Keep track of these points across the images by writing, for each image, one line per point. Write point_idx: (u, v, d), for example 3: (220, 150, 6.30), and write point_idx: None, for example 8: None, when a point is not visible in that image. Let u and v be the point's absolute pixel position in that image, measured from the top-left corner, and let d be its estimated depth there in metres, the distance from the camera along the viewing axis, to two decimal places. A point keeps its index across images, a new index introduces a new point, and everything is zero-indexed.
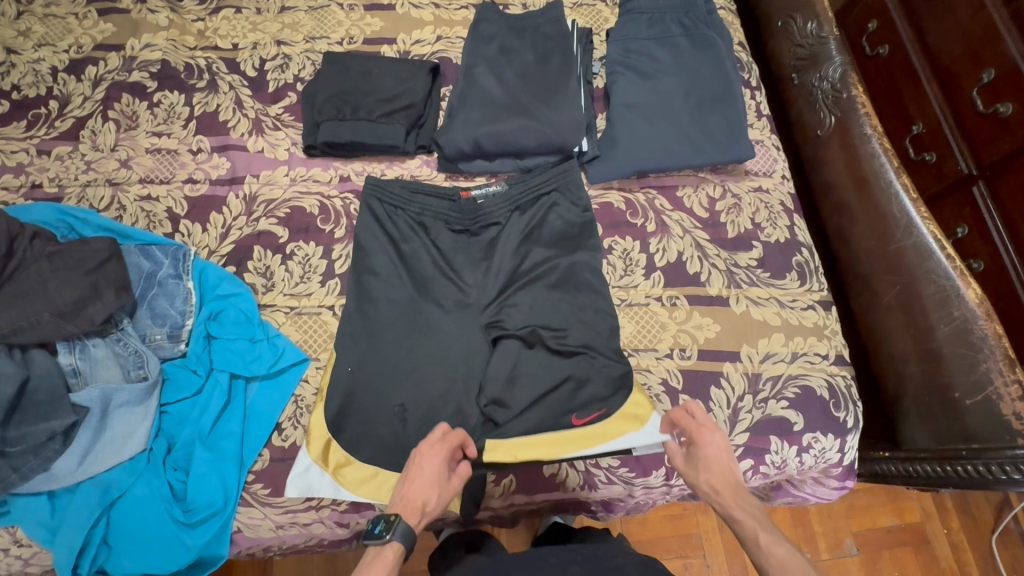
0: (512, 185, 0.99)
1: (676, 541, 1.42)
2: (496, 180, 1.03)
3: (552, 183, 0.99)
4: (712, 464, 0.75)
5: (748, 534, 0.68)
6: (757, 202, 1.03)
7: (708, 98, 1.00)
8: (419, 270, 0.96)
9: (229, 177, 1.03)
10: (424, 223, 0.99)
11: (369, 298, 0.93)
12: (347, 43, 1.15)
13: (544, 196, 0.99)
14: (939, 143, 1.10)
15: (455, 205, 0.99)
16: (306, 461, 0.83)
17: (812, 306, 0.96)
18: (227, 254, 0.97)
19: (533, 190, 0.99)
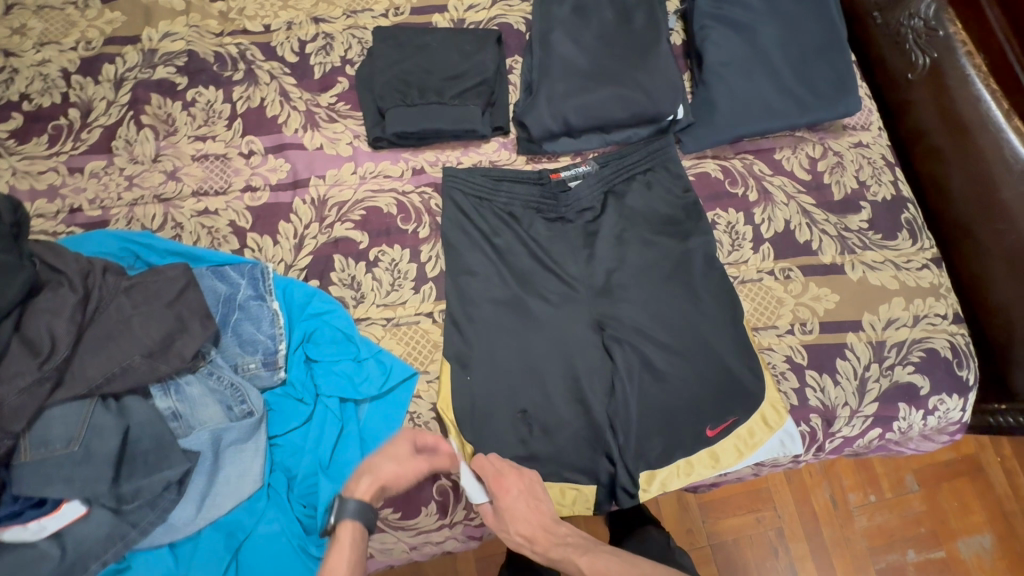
0: (604, 165, 0.93)
1: (745, 498, 1.57)
2: (584, 159, 0.95)
3: (648, 161, 0.93)
4: (519, 518, 0.75)
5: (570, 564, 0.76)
6: (859, 159, 0.97)
7: (811, 50, 0.93)
8: (518, 264, 0.89)
9: (291, 180, 0.93)
10: (513, 213, 0.91)
11: (470, 301, 0.86)
12: (392, 14, 1.02)
13: (644, 176, 0.93)
14: (1005, 74, 0.97)
15: (545, 190, 0.92)
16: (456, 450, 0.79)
17: (927, 265, 0.93)
18: (306, 267, 0.89)
19: (626, 170, 0.93)
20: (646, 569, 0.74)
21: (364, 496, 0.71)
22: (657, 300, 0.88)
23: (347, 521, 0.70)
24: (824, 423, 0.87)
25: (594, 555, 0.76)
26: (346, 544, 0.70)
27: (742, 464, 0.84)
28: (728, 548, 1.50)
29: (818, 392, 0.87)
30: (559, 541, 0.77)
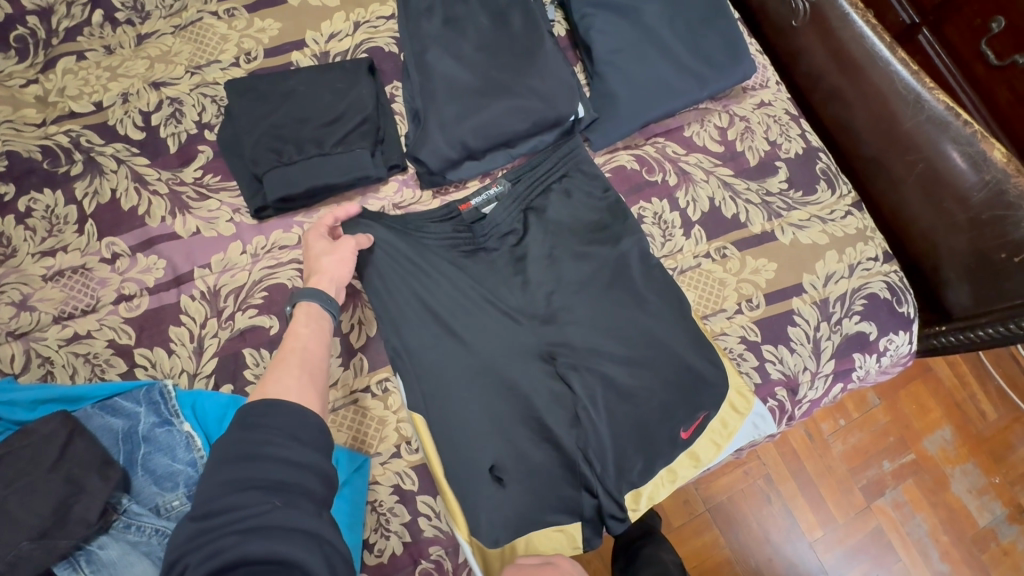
0: (515, 182, 0.86)
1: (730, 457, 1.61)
2: (493, 179, 0.88)
3: (560, 168, 0.87)
4: None
5: None
6: (765, 119, 0.96)
7: (697, 19, 0.88)
8: (449, 310, 0.80)
9: (172, 276, 0.81)
10: (431, 258, 0.82)
11: (409, 363, 0.77)
12: (245, 61, 0.90)
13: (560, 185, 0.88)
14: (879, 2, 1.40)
15: (459, 225, 0.85)
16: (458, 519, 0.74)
17: (850, 212, 0.93)
18: (214, 372, 0.78)
19: (540, 183, 0.87)
20: None
21: (317, 287, 0.75)
22: (606, 311, 0.83)
23: (301, 302, 0.73)
24: (789, 393, 0.86)
25: None
26: (302, 319, 0.72)
27: (721, 457, 0.82)
28: (725, 508, 1.52)
29: (778, 364, 0.86)
30: None
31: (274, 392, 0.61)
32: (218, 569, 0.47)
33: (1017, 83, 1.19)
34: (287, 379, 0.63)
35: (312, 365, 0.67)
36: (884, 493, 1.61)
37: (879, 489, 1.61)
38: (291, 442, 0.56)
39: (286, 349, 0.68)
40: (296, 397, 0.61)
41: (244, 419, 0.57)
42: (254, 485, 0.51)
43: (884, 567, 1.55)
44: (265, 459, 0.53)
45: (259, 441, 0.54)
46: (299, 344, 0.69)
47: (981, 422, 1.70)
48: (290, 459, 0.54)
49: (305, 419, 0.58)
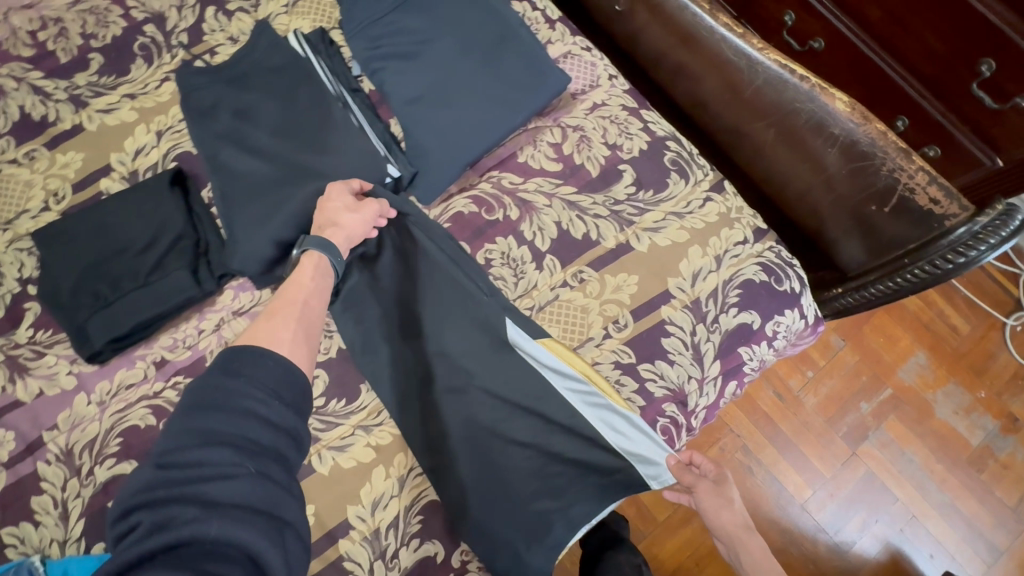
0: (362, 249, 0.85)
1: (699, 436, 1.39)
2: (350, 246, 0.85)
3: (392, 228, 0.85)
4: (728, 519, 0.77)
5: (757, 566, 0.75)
6: (601, 122, 0.90)
7: (491, 44, 0.85)
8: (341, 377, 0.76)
9: (23, 445, 0.79)
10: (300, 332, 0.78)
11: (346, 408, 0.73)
12: (54, 203, 0.87)
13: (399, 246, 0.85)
14: None
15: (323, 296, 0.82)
16: (614, 408, 0.78)
17: (708, 197, 0.88)
18: (84, 533, 0.76)
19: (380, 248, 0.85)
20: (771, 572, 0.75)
21: (327, 237, 0.74)
22: (466, 370, 0.81)
23: (313, 251, 0.73)
24: (680, 407, 0.82)
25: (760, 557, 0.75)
26: (309, 270, 0.72)
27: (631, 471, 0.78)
28: None
29: (659, 381, 0.81)
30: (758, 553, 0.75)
31: (268, 339, 0.61)
32: (162, 526, 0.46)
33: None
34: (280, 329, 0.63)
35: (307, 318, 0.67)
36: (868, 436, 1.41)
37: (862, 434, 1.41)
38: (270, 398, 0.56)
39: (285, 296, 0.68)
40: (289, 351, 0.61)
41: (225, 365, 0.57)
42: (222, 442, 0.52)
43: (883, 510, 1.36)
44: (240, 414, 0.54)
45: (235, 391, 0.55)
46: (302, 294, 0.69)
47: (960, 340, 1.50)
48: (266, 418, 0.55)
49: (292, 375, 0.59)
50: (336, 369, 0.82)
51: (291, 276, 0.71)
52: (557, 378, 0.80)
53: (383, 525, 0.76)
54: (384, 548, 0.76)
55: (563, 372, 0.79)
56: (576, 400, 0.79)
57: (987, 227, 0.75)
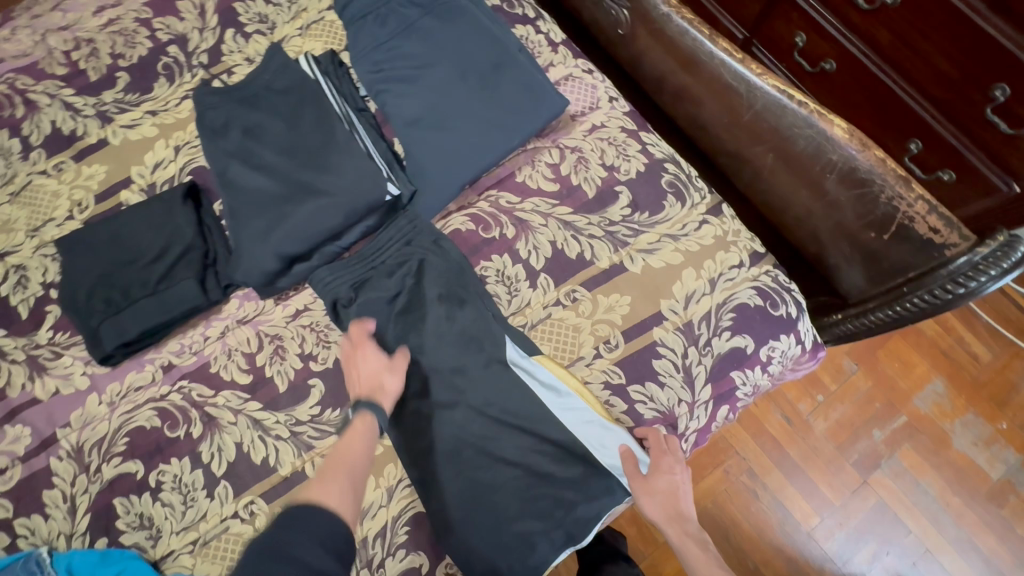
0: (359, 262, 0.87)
1: (706, 455, 1.37)
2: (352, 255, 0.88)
3: (399, 239, 0.87)
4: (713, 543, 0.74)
5: None
6: (599, 143, 0.91)
7: (490, 69, 0.87)
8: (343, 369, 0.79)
9: (39, 441, 0.84)
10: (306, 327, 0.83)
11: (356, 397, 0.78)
12: (77, 212, 0.93)
13: (405, 258, 0.86)
14: None
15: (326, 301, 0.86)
16: (602, 423, 0.79)
17: (704, 220, 0.89)
18: (88, 528, 0.80)
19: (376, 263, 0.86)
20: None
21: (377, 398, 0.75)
22: (455, 386, 0.81)
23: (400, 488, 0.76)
24: (670, 429, 0.81)
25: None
26: (359, 429, 0.74)
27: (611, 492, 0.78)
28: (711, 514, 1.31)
29: (649, 403, 0.81)
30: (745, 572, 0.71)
31: (314, 494, 0.66)
32: None
33: (895, 22, 1.07)
34: (343, 490, 0.68)
35: (359, 479, 0.70)
36: (881, 465, 1.37)
37: (873, 462, 1.37)
38: (318, 550, 0.61)
39: (340, 452, 0.71)
40: (334, 506, 0.65)
41: (264, 543, 0.60)
42: (268, 568, 0.57)
43: (894, 543, 1.31)
44: (286, 560, 0.58)
45: (289, 542, 0.60)
46: (348, 458, 0.71)
47: (979, 369, 1.45)
48: (312, 565, 0.59)
49: (333, 529, 0.63)
50: (333, 379, 0.85)
51: (342, 436, 0.73)
52: (549, 395, 0.81)
53: (371, 534, 0.78)
54: (370, 557, 0.77)
55: (553, 388, 0.81)
56: (563, 415, 0.80)
57: (987, 258, 0.73)
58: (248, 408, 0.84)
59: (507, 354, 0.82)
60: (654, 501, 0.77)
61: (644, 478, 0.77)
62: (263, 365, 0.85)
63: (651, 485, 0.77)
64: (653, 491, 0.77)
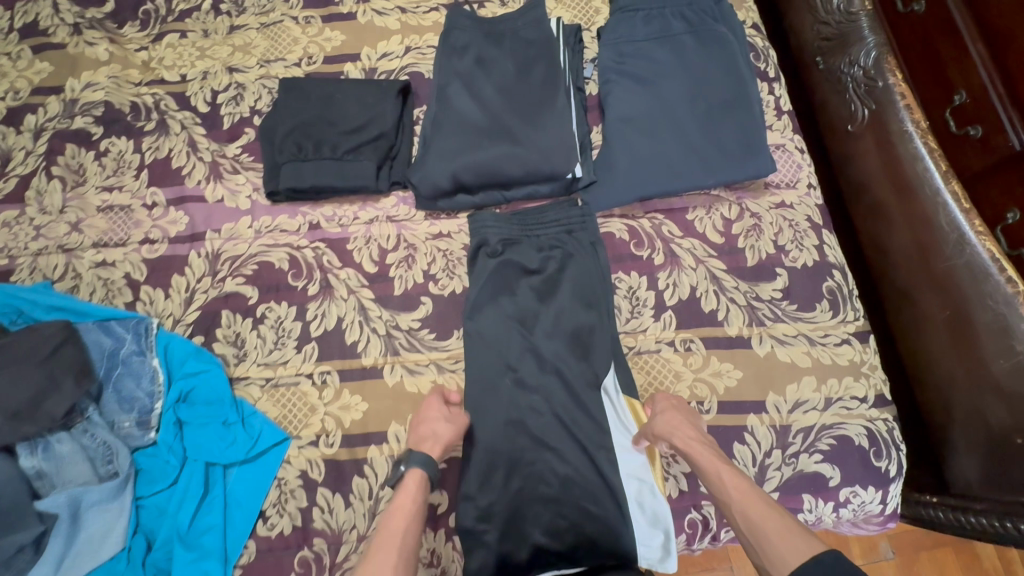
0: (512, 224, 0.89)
1: None
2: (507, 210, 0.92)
3: (563, 223, 0.89)
4: (705, 455, 0.73)
5: (732, 501, 0.69)
6: (780, 221, 0.90)
7: (719, 105, 0.87)
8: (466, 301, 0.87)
9: (189, 233, 0.93)
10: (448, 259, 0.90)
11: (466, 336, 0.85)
12: (305, 64, 1.02)
13: (558, 242, 0.89)
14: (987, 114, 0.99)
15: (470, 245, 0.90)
16: (653, 487, 0.79)
17: (848, 340, 0.85)
18: (192, 323, 0.89)
19: (529, 227, 0.89)
20: (755, 510, 0.68)
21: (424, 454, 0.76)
22: (544, 368, 0.84)
23: (413, 469, 0.75)
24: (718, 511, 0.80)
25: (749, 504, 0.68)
26: (410, 489, 0.74)
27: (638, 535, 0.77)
28: None
29: None
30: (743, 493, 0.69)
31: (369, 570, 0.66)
32: None
33: None
34: (384, 564, 0.66)
35: (410, 552, 0.69)
36: None
37: None
38: None
39: (389, 525, 0.70)
40: None
41: None
42: None
43: None
44: None
45: None
46: (402, 520, 0.71)
47: None
48: None
49: None
50: (442, 305, 0.89)
51: (395, 500, 0.72)
52: (618, 432, 0.81)
53: None
54: None
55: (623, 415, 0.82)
56: (622, 456, 0.81)
57: None
58: (362, 294, 0.89)
59: (602, 380, 0.83)
60: (660, 419, 0.76)
61: (648, 413, 0.78)
62: (390, 264, 0.91)
63: (652, 408, 0.77)
64: (658, 412, 0.77)
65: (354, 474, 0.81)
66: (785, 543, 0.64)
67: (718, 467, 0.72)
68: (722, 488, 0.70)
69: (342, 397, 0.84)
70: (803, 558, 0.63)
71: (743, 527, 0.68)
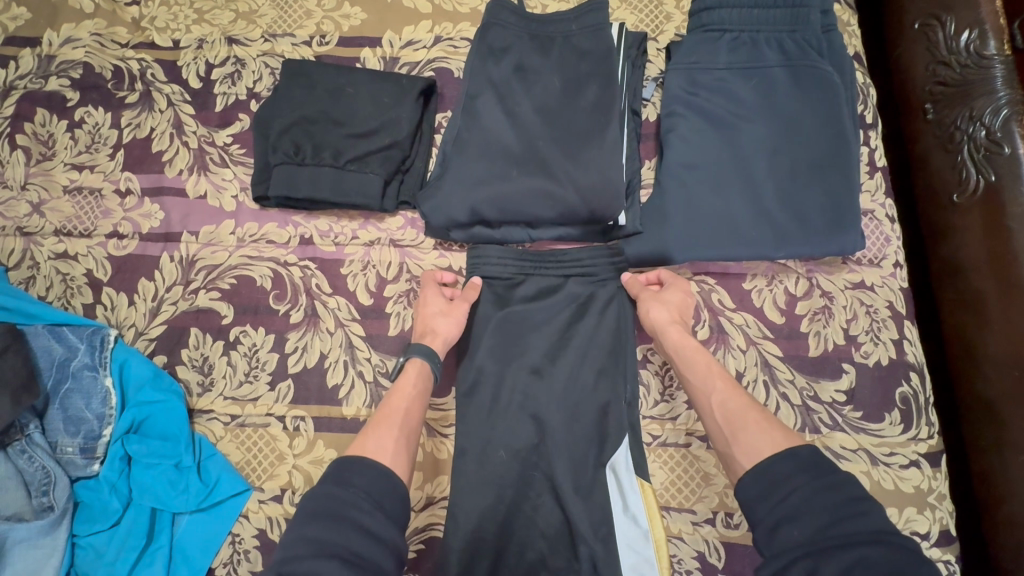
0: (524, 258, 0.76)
1: None
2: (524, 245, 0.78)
3: (583, 266, 0.75)
4: (689, 347, 0.68)
5: (706, 390, 0.65)
6: (855, 305, 0.75)
7: (806, 163, 0.72)
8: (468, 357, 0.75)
9: (163, 231, 0.81)
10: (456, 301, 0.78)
11: (465, 398, 0.73)
12: (316, 44, 0.87)
13: (581, 295, 0.75)
14: None
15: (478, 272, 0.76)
16: None
17: (917, 463, 0.71)
18: (157, 338, 0.78)
19: (543, 266, 0.76)
20: (733, 397, 0.63)
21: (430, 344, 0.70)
22: (549, 449, 0.71)
23: (415, 358, 0.69)
24: None
25: (729, 392, 0.63)
26: (411, 375, 0.68)
27: None
28: None
29: None
30: (727, 386, 0.64)
31: (367, 449, 0.60)
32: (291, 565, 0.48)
33: None
34: (385, 438, 0.61)
35: (410, 431, 0.64)
36: None
37: None
38: (377, 511, 0.54)
39: (389, 407, 0.64)
40: (390, 461, 0.59)
41: (335, 476, 0.56)
42: (326, 518, 0.52)
43: None
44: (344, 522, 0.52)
45: (345, 501, 0.53)
46: (403, 402, 0.66)
47: None
48: (370, 530, 0.52)
49: (391, 485, 0.56)
50: None
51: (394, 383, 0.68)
52: (626, 525, 0.68)
53: None
54: None
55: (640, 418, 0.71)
56: (624, 550, 0.68)
57: None
58: (351, 329, 0.77)
59: (611, 458, 0.71)
60: (663, 307, 0.71)
61: (654, 293, 0.73)
62: (387, 298, 0.78)
63: (660, 295, 0.72)
64: (662, 300, 0.72)
65: None
66: (761, 432, 0.58)
67: (696, 350, 0.67)
68: (706, 380, 0.65)
69: (315, 450, 0.73)
70: (778, 447, 0.56)
71: (719, 418, 0.63)
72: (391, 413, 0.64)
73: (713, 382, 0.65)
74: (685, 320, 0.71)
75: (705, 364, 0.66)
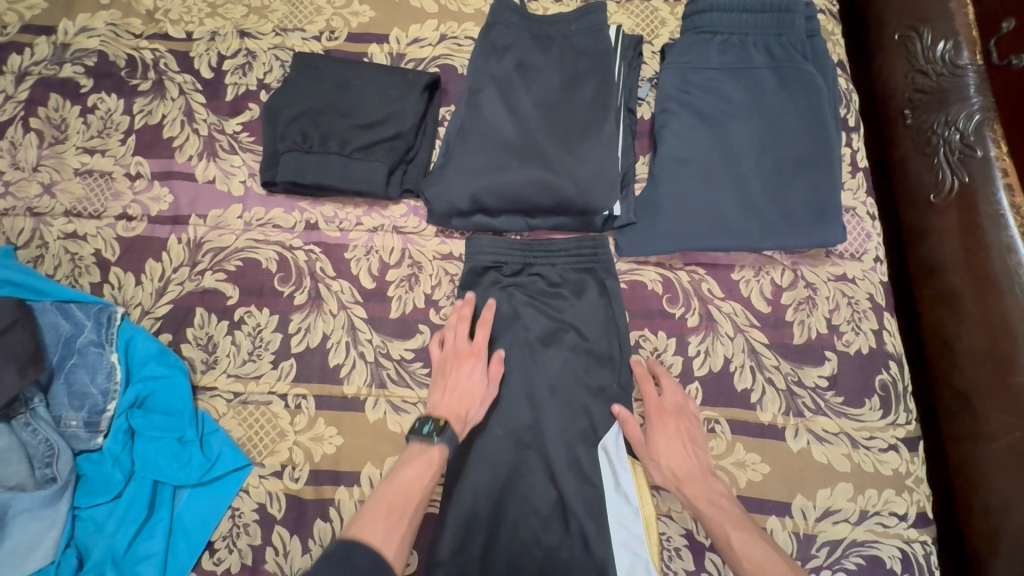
0: (519, 246, 0.79)
1: None
2: (520, 233, 0.81)
3: (575, 254, 0.79)
4: (706, 505, 0.67)
5: (731, 553, 0.64)
6: (837, 296, 0.78)
7: (792, 160, 0.76)
8: None
9: (172, 214, 0.83)
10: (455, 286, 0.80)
11: None
12: (326, 39, 0.90)
13: (576, 281, 0.78)
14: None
15: (476, 259, 0.79)
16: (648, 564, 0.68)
17: (895, 446, 0.74)
18: (163, 317, 0.80)
19: (536, 254, 0.79)
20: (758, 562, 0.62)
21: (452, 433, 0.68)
22: (544, 428, 0.73)
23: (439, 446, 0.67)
24: None
25: (751, 544, 0.64)
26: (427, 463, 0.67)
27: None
28: None
29: None
30: (747, 546, 0.64)
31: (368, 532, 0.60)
32: None
33: None
34: (392, 530, 0.61)
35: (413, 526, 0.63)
36: None
37: None
38: None
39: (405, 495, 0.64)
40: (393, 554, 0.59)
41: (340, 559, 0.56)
42: None
43: None
44: None
45: None
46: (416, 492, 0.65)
47: None
48: None
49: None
50: None
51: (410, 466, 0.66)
52: (617, 499, 0.71)
53: None
54: None
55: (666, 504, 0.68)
56: (614, 526, 0.70)
57: None
58: (353, 311, 0.79)
59: (602, 437, 0.74)
60: (667, 456, 0.70)
61: (652, 438, 0.71)
62: (389, 282, 0.80)
63: (659, 441, 0.71)
64: (663, 448, 0.71)
65: (316, 517, 0.72)
66: None
67: (713, 508, 0.67)
68: (728, 543, 0.65)
69: (316, 427, 0.75)
70: None
71: None
72: (409, 496, 0.64)
73: (736, 544, 0.64)
74: (695, 464, 0.70)
75: (724, 525, 0.65)
